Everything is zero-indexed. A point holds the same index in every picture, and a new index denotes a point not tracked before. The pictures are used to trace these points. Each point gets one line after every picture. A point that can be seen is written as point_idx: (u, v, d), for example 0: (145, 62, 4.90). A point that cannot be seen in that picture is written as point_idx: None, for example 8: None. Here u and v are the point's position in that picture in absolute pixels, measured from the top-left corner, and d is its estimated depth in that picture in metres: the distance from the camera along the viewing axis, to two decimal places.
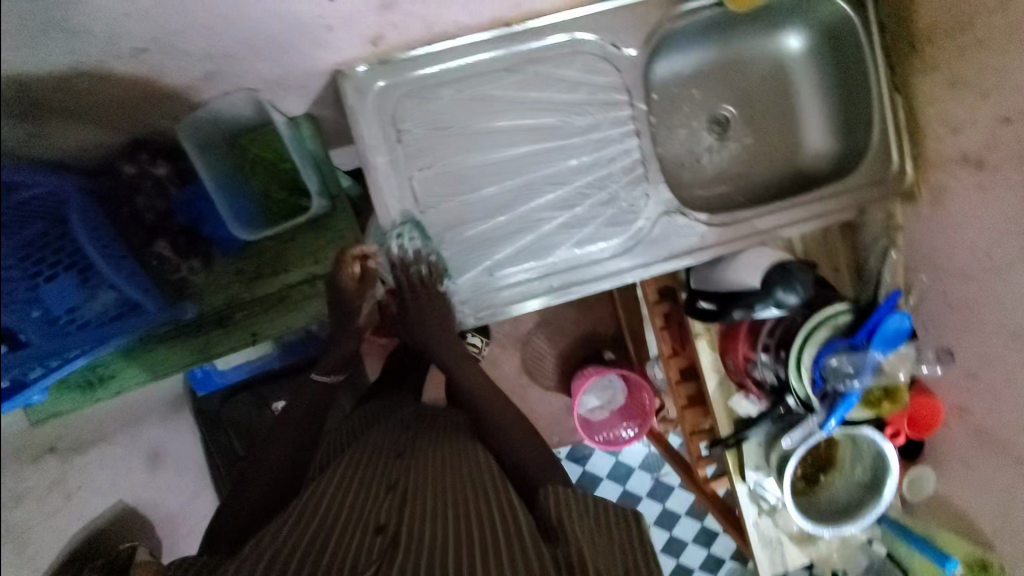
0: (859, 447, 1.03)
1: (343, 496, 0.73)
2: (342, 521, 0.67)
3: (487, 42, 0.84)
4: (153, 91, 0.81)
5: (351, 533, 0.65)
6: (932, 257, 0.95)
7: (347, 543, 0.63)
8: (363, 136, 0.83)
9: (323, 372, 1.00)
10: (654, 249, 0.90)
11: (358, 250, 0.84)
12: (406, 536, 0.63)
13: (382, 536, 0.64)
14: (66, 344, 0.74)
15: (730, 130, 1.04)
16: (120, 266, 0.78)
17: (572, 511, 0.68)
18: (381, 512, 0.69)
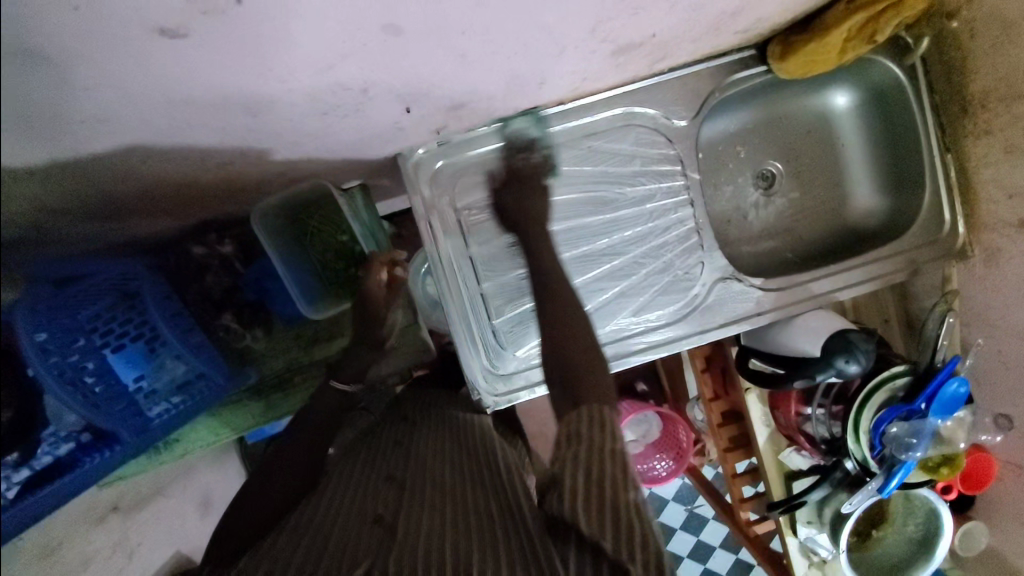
0: (912, 503, 1.03)
1: (345, 501, 0.73)
2: (342, 519, 0.69)
3: (542, 120, 0.86)
4: (241, 193, 0.80)
5: (352, 527, 0.68)
6: (984, 315, 0.93)
7: (346, 540, 0.65)
8: (423, 216, 0.86)
9: (344, 380, 0.93)
10: (710, 316, 0.91)
11: (387, 259, 0.97)
12: (403, 528, 0.65)
13: (379, 527, 0.66)
14: (146, 426, 0.73)
15: (776, 185, 1.04)
16: (185, 337, 0.81)
17: (576, 442, 0.62)
18: (379, 504, 0.71)
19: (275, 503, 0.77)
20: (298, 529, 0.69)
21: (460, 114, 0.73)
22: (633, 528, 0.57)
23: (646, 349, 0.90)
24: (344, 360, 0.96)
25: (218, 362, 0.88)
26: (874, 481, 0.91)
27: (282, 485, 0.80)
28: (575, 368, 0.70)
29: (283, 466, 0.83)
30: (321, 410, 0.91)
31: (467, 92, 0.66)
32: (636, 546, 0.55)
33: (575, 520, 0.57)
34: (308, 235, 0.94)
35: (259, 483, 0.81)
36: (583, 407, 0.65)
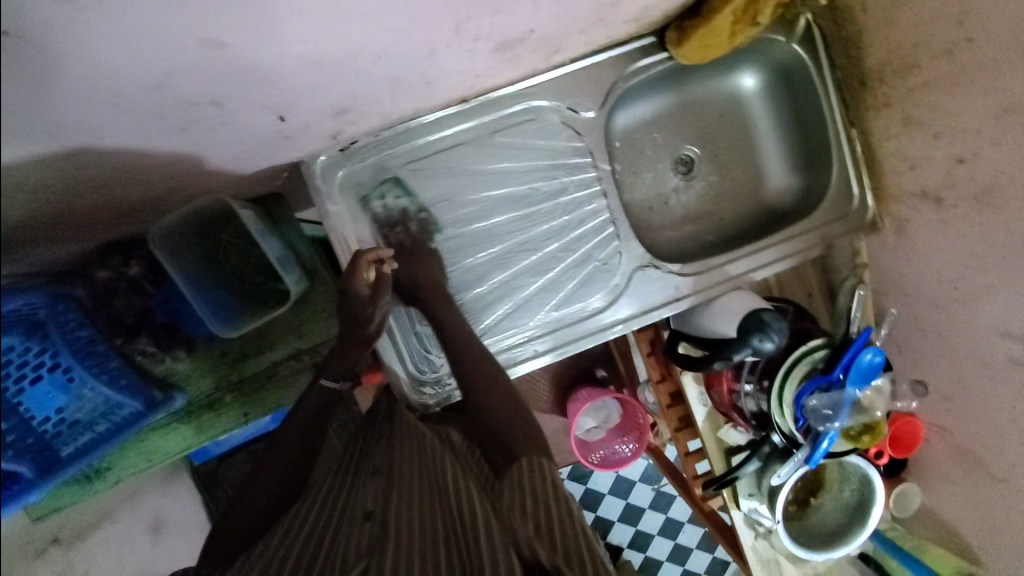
0: (846, 469, 1.06)
1: (332, 508, 0.72)
2: (334, 524, 0.69)
3: (447, 117, 0.84)
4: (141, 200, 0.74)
5: (344, 528, 0.68)
6: (899, 285, 0.96)
7: (338, 545, 0.65)
8: (328, 223, 0.82)
9: (330, 378, 0.81)
10: (632, 303, 0.91)
11: (374, 253, 0.77)
12: (396, 528, 0.64)
13: (371, 524, 0.67)
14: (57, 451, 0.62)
15: (695, 168, 1.05)
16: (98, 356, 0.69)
17: (521, 491, 0.62)
18: (369, 503, 0.71)
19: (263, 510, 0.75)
20: (292, 534, 0.68)
21: (349, 118, 0.71)
22: (582, 556, 0.56)
23: (566, 342, 0.89)
24: (331, 354, 0.81)
25: (137, 389, 0.79)
26: (802, 452, 0.93)
27: (273, 492, 0.77)
28: (508, 440, 0.70)
29: (271, 470, 0.78)
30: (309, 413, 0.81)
31: (347, 96, 0.65)
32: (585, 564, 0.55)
33: (527, 544, 0.56)
34: (221, 250, 0.94)
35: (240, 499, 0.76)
36: (521, 464, 0.66)
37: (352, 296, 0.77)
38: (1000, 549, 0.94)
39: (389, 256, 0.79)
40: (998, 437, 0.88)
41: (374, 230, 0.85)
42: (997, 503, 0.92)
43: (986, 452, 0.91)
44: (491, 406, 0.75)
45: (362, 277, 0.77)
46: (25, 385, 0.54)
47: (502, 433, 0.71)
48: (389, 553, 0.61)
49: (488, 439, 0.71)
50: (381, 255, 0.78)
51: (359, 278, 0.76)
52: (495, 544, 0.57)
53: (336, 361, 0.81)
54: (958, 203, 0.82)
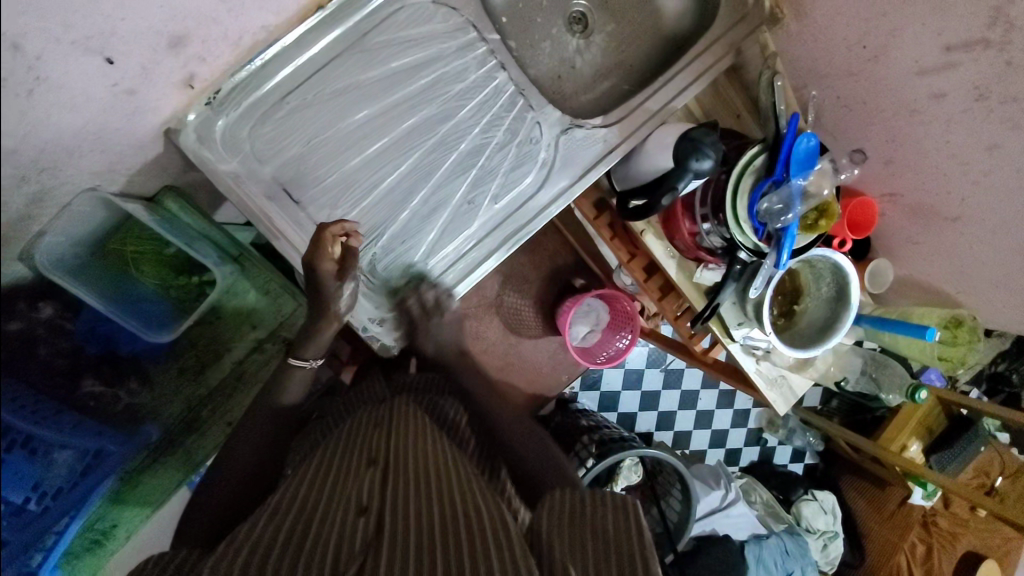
0: (817, 268, 1.09)
1: (318, 489, 0.60)
2: (321, 507, 0.56)
3: (311, 30, 0.77)
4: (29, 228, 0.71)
5: (336, 512, 0.55)
6: (815, 69, 0.96)
7: (328, 534, 0.51)
8: (226, 184, 0.75)
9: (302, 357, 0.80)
10: (569, 169, 0.88)
11: (340, 228, 0.73)
12: (393, 522, 0.53)
13: (366, 517, 0.53)
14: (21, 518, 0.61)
15: (590, 24, 1.00)
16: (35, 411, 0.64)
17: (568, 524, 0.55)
18: (363, 490, 0.58)
19: (217, 520, 0.65)
20: (269, 516, 0.55)
21: (194, 51, 0.69)
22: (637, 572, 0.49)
23: (506, 239, 0.85)
24: (306, 335, 0.80)
25: (115, 432, 0.83)
26: (769, 259, 0.95)
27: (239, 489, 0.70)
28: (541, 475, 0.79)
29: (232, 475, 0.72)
30: (278, 403, 0.78)
31: (170, 15, 0.65)
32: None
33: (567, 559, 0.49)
34: (129, 262, 0.86)
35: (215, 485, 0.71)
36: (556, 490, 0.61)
37: (318, 277, 0.73)
38: (976, 283, 0.99)
39: (355, 228, 0.75)
40: (943, 177, 0.90)
41: (281, 178, 0.78)
42: (960, 243, 0.96)
43: (937, 198, 0.93)
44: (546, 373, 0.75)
45: (328, 252, 0.72)
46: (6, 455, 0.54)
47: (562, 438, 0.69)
48: (395, 545, 0.50)
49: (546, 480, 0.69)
50: (346, 228, 0.73)
51: (324, 257, 0.72)
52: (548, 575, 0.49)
53: (312, 342, 0.79)
54: None
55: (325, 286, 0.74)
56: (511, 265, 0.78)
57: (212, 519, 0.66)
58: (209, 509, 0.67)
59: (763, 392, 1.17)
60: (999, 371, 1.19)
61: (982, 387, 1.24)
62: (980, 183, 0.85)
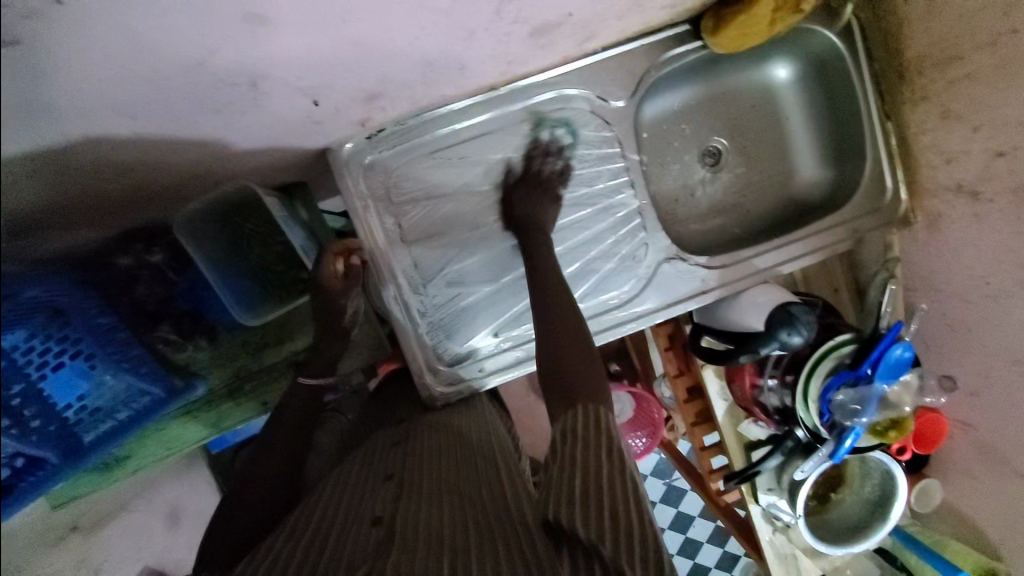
0: (867, 465, 1.06)
1: (340, 504, 0.67)
2: (336, 525, 0.62)
3: (476, 105, 0.83)
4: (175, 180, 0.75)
5: (346, 536, 0.59)
6: (930, 281, 0.94)
7: (343, 546, 0.57)
8: (356, 213, 0.82)
9: (314, 373, 0.82)
10: (660, 296, 0.90)
11: (342, 245, 0.78)
12: (404, 530, 0.56)
13: (379, 527, 0.58)
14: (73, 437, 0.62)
15: (723, 161, 1.03)
16: (119, 350, 0.68)
17: (571, 441, 0.60)
18: (377, 504, 0.63)
19: (242, 540, 0.68)
20: (289, 538, 0.62)
21: (380, 104, 0.70)
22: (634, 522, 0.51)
23: None
24: (313, 352, 0.83)
25: (162, 375, 0.79)
26: (825, 447, 0.93)
27: (259, 508, 0.72)
28: (567, 368, 0.70)
29: (253, 490, 0.74)
30: (293, 411, 0.81)
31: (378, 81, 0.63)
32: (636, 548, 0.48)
33: (566, 521, 0.51)
34: (244, 238, 0.93)
35: (233, 506, 0.72)
36: (576, 407, 0.64)
37: (325, 291, 0.79)
38: None
39: (354, 244, 0.80)
40: None
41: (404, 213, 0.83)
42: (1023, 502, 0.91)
43: (1014, 451, 0.90)
44: (566, 349, 0.72)
45: (333, 268, 0.77)
46: (45, 372, 0.55)
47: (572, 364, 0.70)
48: (399, 550, 0.53)
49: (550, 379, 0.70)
50: (346, 246, 0.77)
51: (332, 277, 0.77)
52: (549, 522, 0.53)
53: (315, 357, 0.83)
54: (996, 197, 0.80)
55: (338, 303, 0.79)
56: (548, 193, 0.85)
57: (240, 537, 0.68)
58: (242, 513, 0.71)
59: (769, 563, 1.13)
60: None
61: None
62: None
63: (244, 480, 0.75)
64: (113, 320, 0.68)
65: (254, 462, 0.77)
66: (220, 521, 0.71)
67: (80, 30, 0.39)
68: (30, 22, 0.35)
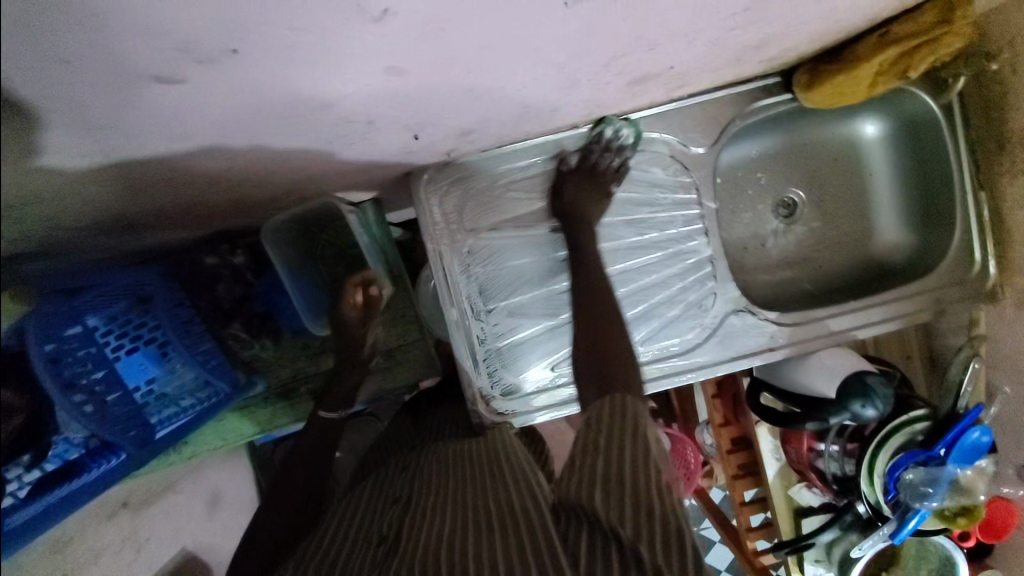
0: (925, 548, 1.00)
1: (355, 522, 0.71)
2: (346, 548, 0.66)
3: (559, 141, 0.85)
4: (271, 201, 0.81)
5: (356, 555, 0.64)
6: (1013, 358, 0.87)
7: (347, 568, 0.62)
8: (431, 237, 0.85)
9: (331, 407, 0.89)
10: (723, 347, 0.88)
11: (358, 277, 0.92)
12: (403, 540, 0.61)
13: (382, 545, 0.63)
14: (136, 420, 0.73)
15: (797, 213, 1.01)
16: (196, 345, 0.84)
17: (595, 452, 0.57)
18: (384, 524, 0.68)
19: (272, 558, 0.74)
20: (305, 557, 0.67)
21: (471, 138, 0.72)
22: (653, 504, 0.53)
23: (640, 382, 0.88)
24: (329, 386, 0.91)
25: (224, 369, 0.90)
26: (886, 527, 0.88)
27: (286, 525, 0.79)
28: (604, 367, 0.70)
29: (281, 507, 0.80)
30: (315, 433, 0.88)
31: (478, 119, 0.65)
32: (656, 526, 0.51)
33: (586, 500, 0.54)
34: (319, 246, 0.95)
35: (265, 521, 0.79)
36: (607, 399, 0.64)
37: (343, 321, 0.92)
38: None
39: (369, 277, 0.93)
40: None
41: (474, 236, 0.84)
42: None
43: None
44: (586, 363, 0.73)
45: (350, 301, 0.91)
46: (122, 354, 0.71)
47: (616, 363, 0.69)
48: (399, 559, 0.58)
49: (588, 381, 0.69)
50: (363, 277, 0.92)
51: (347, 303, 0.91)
52: (575, 505, 0.55)
53: (334, 389, 0.90)
54: None
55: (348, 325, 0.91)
56: (602, 192, 0.85)
57: (270, 552, 0.75)
58: (269, 530, 0.78)
59: None
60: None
61: None
62: None
63: (271, 498, 0.82)
64: (194, 322, 0.85)
65: (278, 481, 0.84)
66: (253, 533, 0.78)
67: (243, 79, 0.43)
68: (200, 67, 0.40)
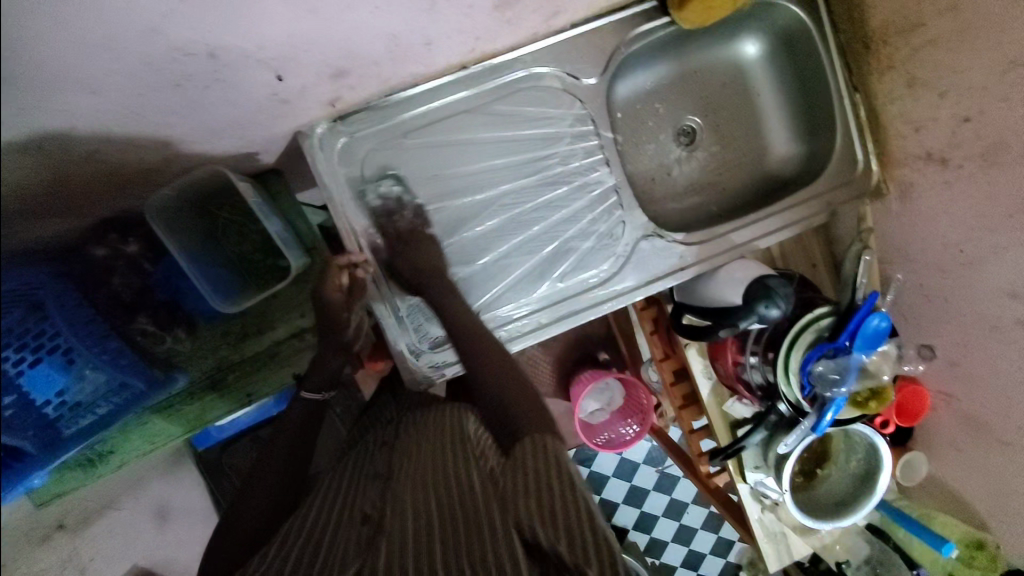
0: (852, 440, 1.06)
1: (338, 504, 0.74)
2: (330, 529, 0.69)
3: (450, 83, 0.83)
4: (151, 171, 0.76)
5: (343, 529, 0.69)
6: (904, 251, 0.95)
7: (336, 549, 0.66)
8: (331, 195, 0.81)
9: (313, 388, 0.87)
10: (639, 272, 0.91)
11: (344, 258, 0.83)
12: (388, 526, 0.65)
13: (367, 526, 0.68)
14: (49, 429, 0.61)
15: (698, 139, 1.04)
16: (102, 347, 0.68)
17: (521, 470, 0.61)
18: (368, 505, 0.72)
19: (255, 533, 0.75)
20: (292, 537, 0.70)
21: (348, 83, 0.69)
22: (584, 534, 0.56)
23: (563, 316, 0.89)
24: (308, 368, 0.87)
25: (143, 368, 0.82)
26: (807, 420, 0.92)
27: (270, 499, 0.79)
28: (508, 412, 0.67)
29: (261, 487, 0.79)
30: (295, 420, 0.86)
31: (345, 54, 0.63)
32: (590, 553, 0.54)
33: (527, 525, 0.57)
34: (219, 228, 0.92)
35: (239, 501, 0.78)
36: (527, 439, 0.64)
37: (326, 303, 0.84)
38: (1008, 514, 0.95)
39: (357, 259, 0.83)
40: (1005, 399, 0.87)
41: (376, 188, 0.83)
42: (1005, 469, 0.92)
43: (993, 417, 0.91)
44: (505, 377, 0.72)
45: (337, 283, 0.83)
46: (26, 366, 0.52)
47: (512, 401, 0.69)
48: (383, 550, 0.61)
49: (496, 419, 0.69)
50: (351, 260, 0.82)
51: (331, 285, 0.82)
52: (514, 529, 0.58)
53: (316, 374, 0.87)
54: (964, 162, 0.82)
55: (334, 310, 0.84)
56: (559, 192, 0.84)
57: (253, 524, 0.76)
58: (254, 510, 0.77)
59: (759, 542, 1.14)
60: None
61: None
62: None
63: (249, 482, 0.81)
64: (97, 322, 0.67)
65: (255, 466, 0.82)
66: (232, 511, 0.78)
67: None
68: None
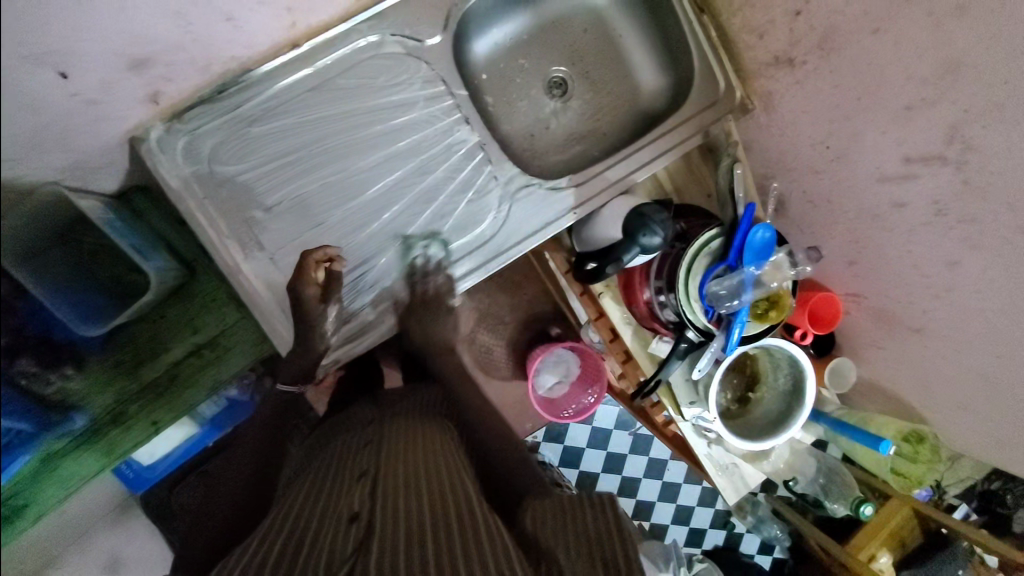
0: (775, 356, 1.05)
1: (316, 497, 0.65)
2: (316, 525, 0.60)
3: (286, 66, 0.83)
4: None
5: (327, 527, 0.59)
6: (784, 162, 0.96)
7: (320, 548, 0.56)
8: (180, 196, 0.79)
9: (289, 379, 0.81)
10: (522, 223, 0.89)
11: (323, 253, 0.77)
12: (383, 525, 0.57)
13: (357, 524, 0.58)
14: None
15: (569, 89, 1.04)
16: None
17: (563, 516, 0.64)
18: (354, 500, 0.61)
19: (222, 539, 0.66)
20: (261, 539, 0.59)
21: (157, 72, 0.73)
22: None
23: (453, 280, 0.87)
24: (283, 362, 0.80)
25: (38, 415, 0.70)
26: (718, 341, 0.93)
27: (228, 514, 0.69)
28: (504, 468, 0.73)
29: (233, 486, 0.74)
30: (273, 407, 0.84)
31: (134, 39, 0.68)
32: None
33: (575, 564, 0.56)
34: None
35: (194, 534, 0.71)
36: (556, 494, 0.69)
37: (301, 302, 0.76)
38: (939, 400, 0.94)
39: (338, 254, 0.78)
40: (904, 286, 0.87)
41: (228, 180, 0.82)
42: (924, 355, 0.91)
43: (901, 307, 0.90)
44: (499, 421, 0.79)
45: (311, 277, 0.76)
46: None
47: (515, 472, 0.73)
48: (378, 550, 0.53)
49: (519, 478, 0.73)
50: (329, 254, 0.77)
51: (308, 279, 0.75)
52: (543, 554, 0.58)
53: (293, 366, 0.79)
54: (807, 58, 0.85)
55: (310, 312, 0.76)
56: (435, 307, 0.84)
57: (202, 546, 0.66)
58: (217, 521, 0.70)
59: (712, 478, 1.12)
60: (991, 489, 1.04)
61: (972, 504, 1.06)
62: (941, 300, 0.82)
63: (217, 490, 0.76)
64: None
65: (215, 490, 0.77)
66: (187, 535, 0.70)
67: None
68: None
